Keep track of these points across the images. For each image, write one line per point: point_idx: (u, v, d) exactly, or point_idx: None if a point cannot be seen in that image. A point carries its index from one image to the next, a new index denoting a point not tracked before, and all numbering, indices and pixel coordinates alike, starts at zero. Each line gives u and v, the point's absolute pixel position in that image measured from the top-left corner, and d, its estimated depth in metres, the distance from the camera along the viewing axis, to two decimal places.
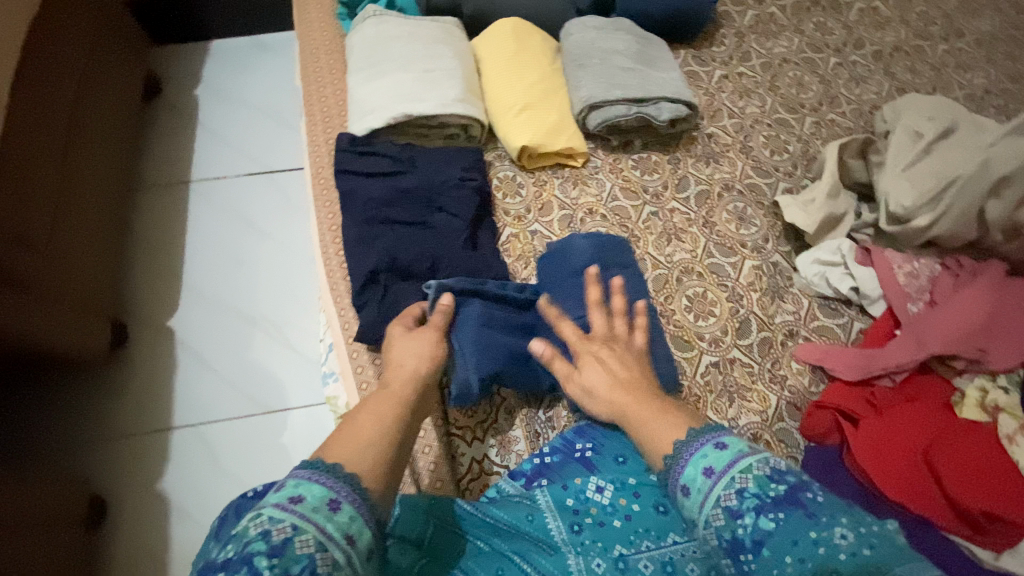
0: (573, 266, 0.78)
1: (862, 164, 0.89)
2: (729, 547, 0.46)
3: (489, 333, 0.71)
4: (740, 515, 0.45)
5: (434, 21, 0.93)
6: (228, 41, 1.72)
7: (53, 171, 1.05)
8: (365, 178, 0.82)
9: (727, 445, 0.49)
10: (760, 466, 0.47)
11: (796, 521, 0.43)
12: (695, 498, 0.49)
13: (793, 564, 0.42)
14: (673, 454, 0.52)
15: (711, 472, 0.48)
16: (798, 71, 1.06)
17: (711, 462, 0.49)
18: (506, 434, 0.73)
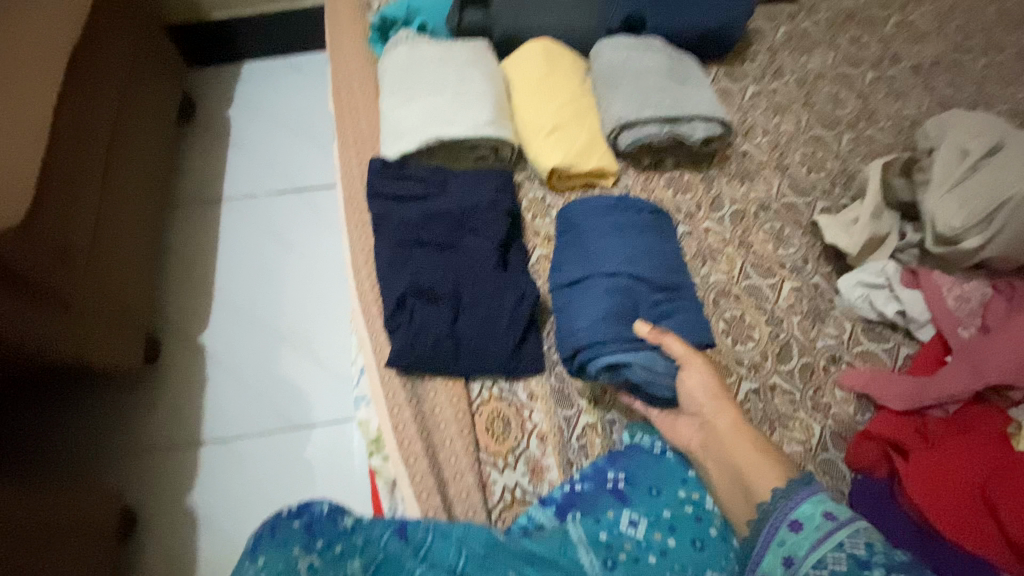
0: (571, 249, 0.80)
1: (904, 182, 0.86)
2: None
3: (595, 305, 0.74)
4: (869, 567, 0.49)
5: (466, 44, 0.93)
6: (262, 62, 1.77)
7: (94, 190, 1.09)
8: (397, 203, 0.82)
9: (803, 520, 0.55)
10: (852, 541, 0.51)
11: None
12: (809, 532, 0.54)
13: None
14: (779, 495, 0.59)
15: (794, 556, 0.53)
16: (834, 87, 1.04)
17: (831, 508, 0.55)
18: (539, 462, 0.72)
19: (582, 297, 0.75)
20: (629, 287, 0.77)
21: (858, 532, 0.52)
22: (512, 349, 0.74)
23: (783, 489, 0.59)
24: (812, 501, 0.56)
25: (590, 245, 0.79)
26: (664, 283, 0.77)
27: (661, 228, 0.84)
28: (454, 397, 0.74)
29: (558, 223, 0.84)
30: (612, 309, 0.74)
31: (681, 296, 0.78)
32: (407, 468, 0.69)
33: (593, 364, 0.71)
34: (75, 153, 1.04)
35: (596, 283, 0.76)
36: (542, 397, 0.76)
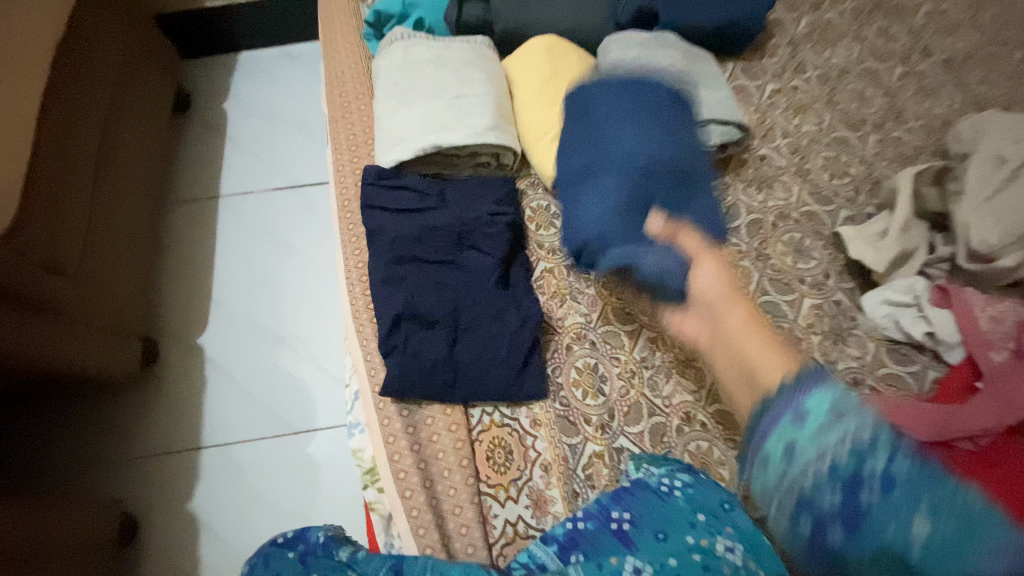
0: (582, 147, 0.77)
1: (937, 192, 0.80)
2: (844, 485, 0.47)
3: (604, 200, 0.73)
4: (868, 459, 0.47)
5: (466, 41, 0.88)
6: (258, 52, 1.70)
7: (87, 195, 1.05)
8: (392, 215, 0.77)
9: (807, 411, 0.50)
10: (862, 432, 0.48)
11: (923, 475, 0.45)
12: (815, 427, 0.49)
13: (928, 507, 0.44)
14: (782, 388, 0.53)
15: (793, 447, 0.49)
16: (859, 84, 0.97)
17: (837, 403, 0.49)
18: (542, 493, 0.69)
19: (592, 193, 0.74)
20: (642, 178, 0.73)
21: (865, 425, 0.48)
22: (514, 374, 0.70)
23: (791, 381, 0.53)
24: (817, 393, 0.51)
25: (599, 129, 0.76)
26: (679, 167, 0.74)
27: (682, 109, 0.79)
28: (453, 424, 0.70)
29: (569, 100, 0.82)
30: (620, 201, 0.72)
31: (698, 185, 0.75)
32: (404, 501, 0.66)
33: (602, 260, 0.71)
34: (64, 158, 1.00)
35: (607, 175, 0.74)
36: (546, 424, 0.72)
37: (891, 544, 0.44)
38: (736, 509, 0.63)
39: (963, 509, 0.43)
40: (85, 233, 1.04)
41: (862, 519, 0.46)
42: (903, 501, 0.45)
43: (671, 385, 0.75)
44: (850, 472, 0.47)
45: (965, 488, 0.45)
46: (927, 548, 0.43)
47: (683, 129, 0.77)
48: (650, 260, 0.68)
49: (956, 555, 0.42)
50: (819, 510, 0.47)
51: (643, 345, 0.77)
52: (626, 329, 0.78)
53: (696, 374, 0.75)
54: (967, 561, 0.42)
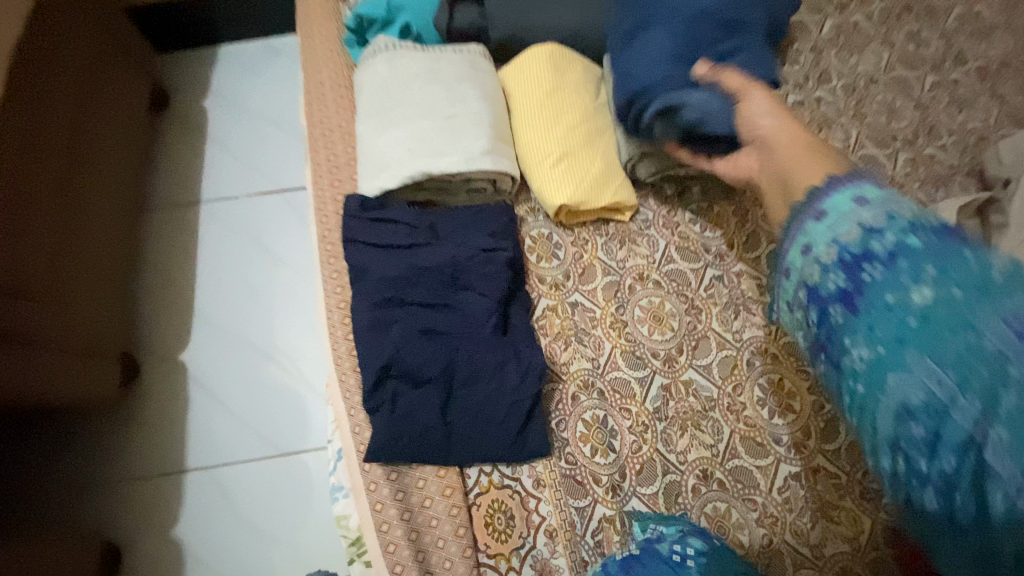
0: None
1: (978, 225, 0.73)
2: (851, 261, 0.39)
3: (656, 47, 0.71)
4: (879, 232, 0.39)
5: (457, 51, 0.79)
6: (237, 45, 1.60)
7: (49, 215, 0.97)
8: (377, 251, 0.69)
9: (830, 210, 0.42)
10: (873, 217, 0.39)
11: (942, 241, 0.37)
12: (831, 221, 0.41)
13: (946, 289, 0.35)
14: (808, 198, 0.44)
15: (812, 245, 0.41)
16: (888, 95, 0.89)
17: (863, 194, 0.41)
18: (547, 562, 0.63)
19: (643, 45, 0.73)
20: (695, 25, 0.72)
21: (886, 207, 0.40)
22: (515, 433, 0.64)
23: (819, 183, 0.44)
24: (845, 191, 0.42)
25: None
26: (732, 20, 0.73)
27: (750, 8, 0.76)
28: (448, 488, 0.64)
29: None
30: (671, 49, 0.70)
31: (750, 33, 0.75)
32: None
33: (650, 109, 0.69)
34: (19, 177, 0.92)
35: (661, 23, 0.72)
36: (550, 485, 0.66)
37: (892, 319, 0.36)
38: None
39: (982, 273, 0.34)
40: (50, 257, 0.96)
41: (868, 283, 0.38)
42: (917, 253, 0.37)
43: (686, 439, 0.68)
44: (857, 225, 0.40)
45: (989, 253, 0.35)
46: (931, 311, 0.35)
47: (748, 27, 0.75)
48: (696, 98, 0.66)
49: (980, 352, 0.32)
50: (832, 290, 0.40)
51: (655, 393, 0.70)
52: (637, 375, 0.71)
53: (713, 426, 0.69)
54: (976, 327, 0.33)
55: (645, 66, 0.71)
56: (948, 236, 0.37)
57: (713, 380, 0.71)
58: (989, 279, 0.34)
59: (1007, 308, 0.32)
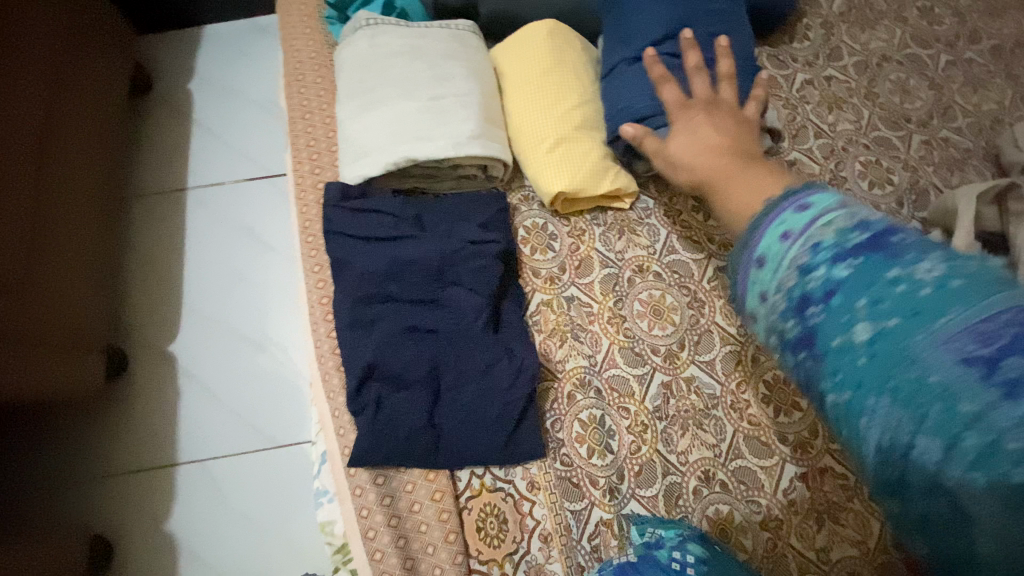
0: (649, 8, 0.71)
1: (996, 213, 0.68)
2: (791, 318, 0.28)
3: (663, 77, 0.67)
4: (810, 271, 0.28)
5: (443, 27, 0.74)
6: (220, 25, 1.53)
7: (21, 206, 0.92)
8: (361, 244, 0.65)
9: (761, 258, 0.31)
10: (800, 254, 0.28)
11: (876, 261, 0.26)
12: (765, 272, 0.30)
13: (893, 334, 0.25)
14: (741, 240, 0.33)
15: (763, 302, 0.30)
16: (902, 74, 0.84)
17: (789, 224, 0.30)
18: (542, 568, 0.61)
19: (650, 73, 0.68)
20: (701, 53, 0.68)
21: (814, 236, 0.28)
22: (508, 435, 0.60)
23: (755, 216, 0.33)
24: (775, 223, 0.31)
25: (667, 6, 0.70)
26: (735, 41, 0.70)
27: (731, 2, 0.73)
28: (437, 493, 0.61)
29: None
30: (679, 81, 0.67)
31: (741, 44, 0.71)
32: None
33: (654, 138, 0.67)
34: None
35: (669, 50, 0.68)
36: (545, 488, 0.63)
37: (840, 376, 0.26)
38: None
39: (921, 294, 0.25)
40: (26, 250, 0.92)
41: (815, 330, 0.27)
42: (853, 287, 0.26)
43: (687, 439, 0.65)
44: (788, 265, 0.29)
45: (920, 261, 0.26)
46: (875, 353, 0.25)
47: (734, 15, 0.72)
48: None
49: (926, 388, 0.23)
50: (787, 346, 0.29)
51: (655, 391, 0.67)
52: (636, 372, 0.68)
53: (716, 424, 0.66)
54: (921, 359, 0.24)
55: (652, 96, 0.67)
56: (883, 247, 0.27)
57: (716, 376, 0.68)
58: (931, 303, 0.24)
59: (942, 333, 0.23)
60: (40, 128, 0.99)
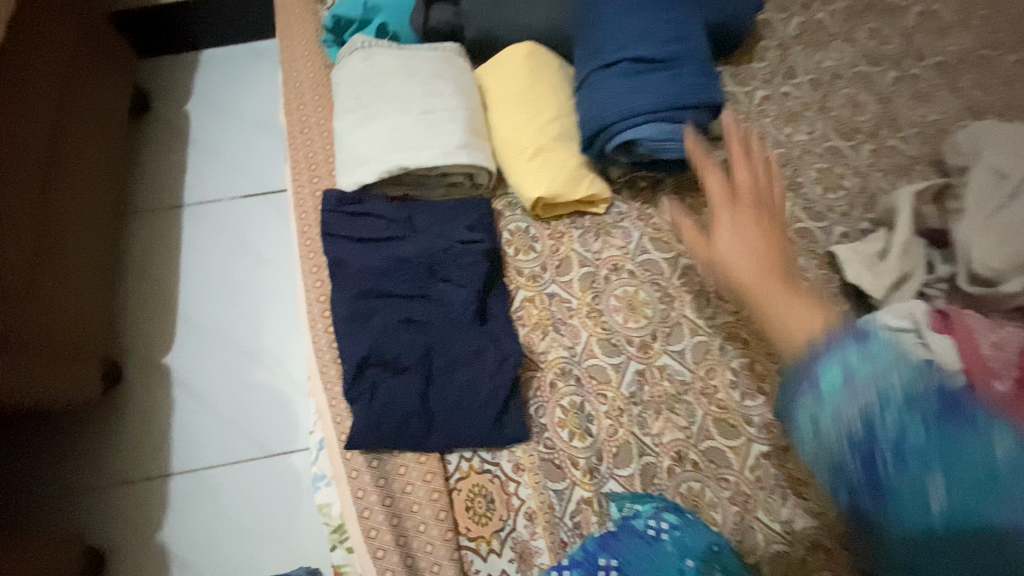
0: (606, 18, 0.75)
1: (936, 211, 0.76)
2: (862, 454, 0.36)
3: (621, 81, 0.71)
4: (875, 424, 0.36)
5: (433, 50, 0.81)
6: (219, 50, 1.60)
7: (26, 222, 0.97)
8: (356, 245, 0.71)
9: (824, 387, 0.39)
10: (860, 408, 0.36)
11: (945, 425, 0.34)
12: (828, 412, 0.38)
13: (951, 492, 0.32)
14: (791, 380, 0.42)
15: (815, 428, 0.38)
16: (852, 89, 0.92)
17: (853, 367, 0.38)
18: (527, 544, 0.65)
19: (609, 79, 0.72)
20: (656, 54, 0.71)
21: (882, 394, 0.36)
22: (493, 419, 0.65)
23: (817, 352, 0.41)
24: (830, 367, 0.39)
25: (622, 15, 0.74)
26: (685, 39, 0.72)
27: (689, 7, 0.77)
28: (428, 474, 0.65)
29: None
30: (636, 84, 0.70)
31: (695, 41, 0.74)
32: (376, 561, 0.62)
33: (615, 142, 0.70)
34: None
35: (626, 54, 0.71)
36: (529, 469, 0.67)
37: (910, 529, 0.33)
38: (726, 550, 0.60)
39: (989, 480, 0.32)
40: (30, 262, 0.96)
41: (883, 478, 0.35)
42: (919, 442, 0.34)
43: (661, 422, 0.70)
44: (856, 411, 0.36)
45: (996, 435, 0.33)
46: (949, 512, 0.32)
47: (686, 20, 0.75)
48: (647, 132, 0.69)
49: (990, 560, 0.31)
50: (846, 489, 0.36)
51: (630, 378, 0.72)
52: (613, 361, 0.73)
53: (687, 408, 0.71)
54: (986, 518, 0.32)
55: (610, 102, 0.70)
56: (950, 411, 0.34)
57: (686, 364, 0.73)
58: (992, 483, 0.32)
59: (1004, 512, 0.31)
60: (44, 146, 1.04)
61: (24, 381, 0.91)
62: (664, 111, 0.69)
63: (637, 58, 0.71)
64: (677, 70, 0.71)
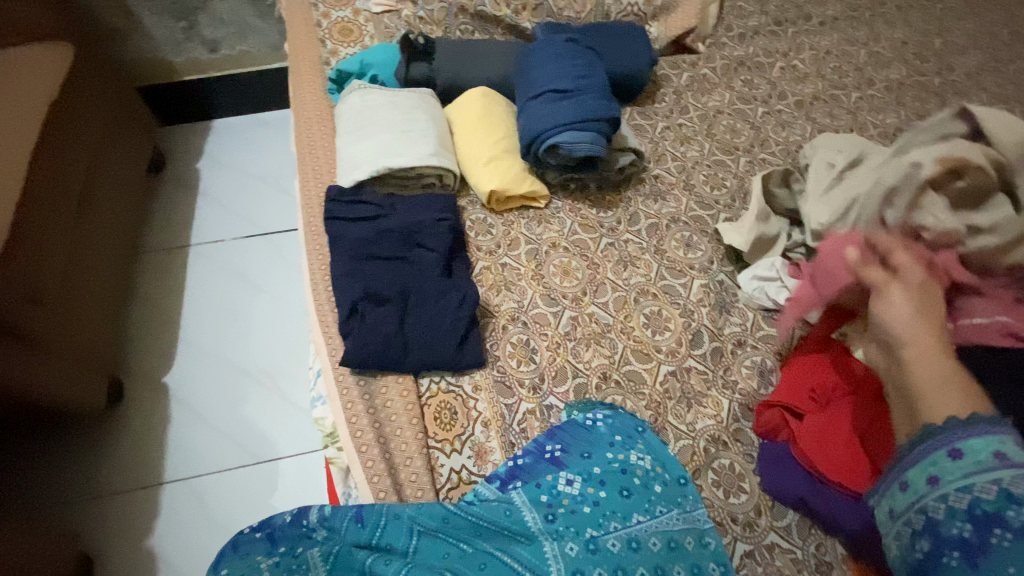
0: (532, 68, 1.06)
1: (787, 193, 1.01)
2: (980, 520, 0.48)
3: (543, 107, 1.00)
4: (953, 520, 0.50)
5: (412, 92, 1.08)
6: (233, 118, 1.84)
7: (62, 245, 1.16)
8: (352, 224, 0.93)
9: (964, 450, 0.51)
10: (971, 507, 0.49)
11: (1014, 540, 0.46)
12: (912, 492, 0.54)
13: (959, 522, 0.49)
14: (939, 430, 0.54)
15: (940, 476, 0.52)
16: (731, 120, 1.21)
17: (938, 471, 0.52)
18: (482, 445, 0.80)
19: (536, 106, 1.01)
20: (566, 86, 1.00)
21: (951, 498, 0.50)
22: (455, 346, 0.83)
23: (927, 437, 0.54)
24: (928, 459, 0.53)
25: (542, 64, 1.05)
26: (587, 76, 1.02)
27: (595, 58, 1.08)
28: (404, 391, 0.82)
29: (523, 56, 1.11)
30: (553, 108, 0.99)
31: (596, 77, 1.03)
32: (361, 455, 0.77)
33: (544, 147, 0.98)
34: (34, 210, 1.10)
35: (544, 89, 1.01)
36: (485, 388, 0.84)
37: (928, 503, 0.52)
38: (647, 430, 0.79)
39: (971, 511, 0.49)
40: (61, 277, 1.14)
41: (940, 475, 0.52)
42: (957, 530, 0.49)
43: (591, 352, 0.89)
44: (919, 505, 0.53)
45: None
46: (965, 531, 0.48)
47: (590, 64, 1.06)
48: (565, 138, 0.96)
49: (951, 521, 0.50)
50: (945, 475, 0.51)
51: (566, 322, 0.92)
52: (552, 310, 0.93)
53: (610, 342, 0.90)
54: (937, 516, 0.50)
55: (537, 121, 0.99)
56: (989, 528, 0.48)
57: (609, 311, 0.94)
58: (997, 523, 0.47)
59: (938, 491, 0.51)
60: (77, 187, 1.24)
61: (40, 375, 1.04)
62: (576, 122, 0.96)
63: (553, 90, 1.00)
64: (583, 96, 0.99)
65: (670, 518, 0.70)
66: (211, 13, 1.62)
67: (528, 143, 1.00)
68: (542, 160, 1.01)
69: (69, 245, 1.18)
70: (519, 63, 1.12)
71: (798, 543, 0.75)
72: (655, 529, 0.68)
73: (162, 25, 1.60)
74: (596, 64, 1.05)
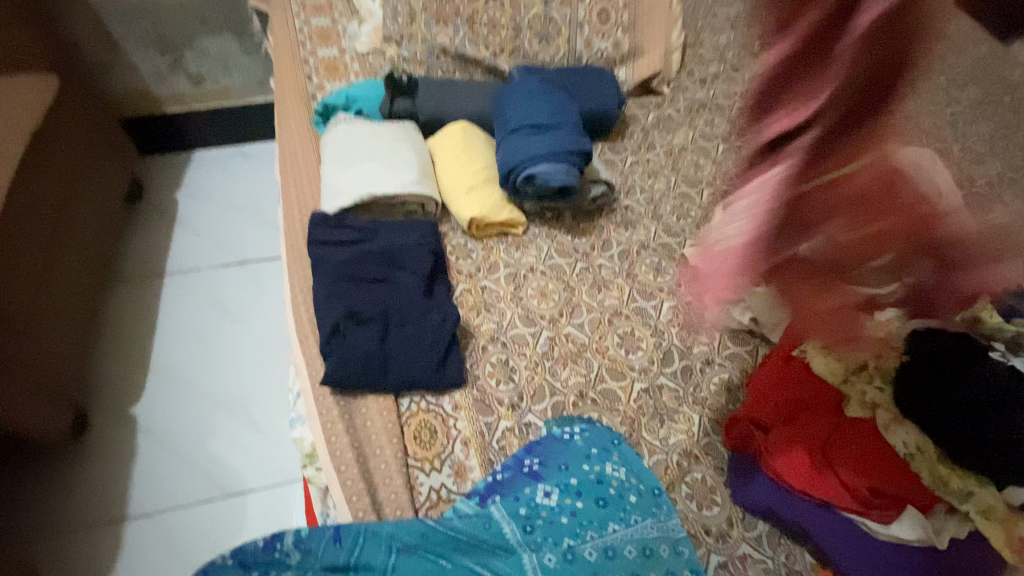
0: (508, 105, 1.13)
1: None
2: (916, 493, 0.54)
3: (519, 140, 1.06)
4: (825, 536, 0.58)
5: (395, 125, 1.13)
6: (211, 150, 1.84)
7: (30, 270, 1.14)
8: (336, 246, 0.96)
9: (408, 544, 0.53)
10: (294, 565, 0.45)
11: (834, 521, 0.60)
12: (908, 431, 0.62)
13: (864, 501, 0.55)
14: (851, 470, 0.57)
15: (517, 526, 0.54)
16: (695, 156, 1.30)
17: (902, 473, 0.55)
18: (462, 464, 0.81)
19: (512, 140, 1.07)
20: (540, 122, 1.07)
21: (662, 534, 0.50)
22: (435, 365, 0.86)
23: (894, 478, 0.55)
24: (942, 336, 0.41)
25: (517, 101, 1.12)
26: (560, 113, 1.10)
27: (566, 97, 1.16)
28: (385, 410, 0.83)
29: (499, 95, 1.19)
30: (529, 141, 1.05)
31: (567, 113, 1.11)
32: (340, 474, 0.78)
33: (521, 178, 1.04)
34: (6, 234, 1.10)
35: (520, 124, 1.08)
36: (465, 406, 0.86)
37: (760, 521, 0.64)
38: (622, 442, 0.81)
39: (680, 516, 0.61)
40: (28, 301, 1.12)
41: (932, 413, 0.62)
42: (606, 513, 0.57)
43: (567, 371, 0.92)
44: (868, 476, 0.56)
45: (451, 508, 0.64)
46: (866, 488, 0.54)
47: (561, 102, 1.13)
48: (541, 169, 1.03)
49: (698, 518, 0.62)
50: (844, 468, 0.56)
51: (543, 341, 0.95)
52: (530, 330, 0.96)
53: (586, 362, 0.94)
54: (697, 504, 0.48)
55: (513, 153, 1.05)
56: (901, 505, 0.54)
57: (584, 332, 0.98)
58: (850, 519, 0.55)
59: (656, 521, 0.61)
60: (53, 213, 1.25)
61: (4, 399, 1.02)
62: (550, 155, 1.03)
63: (528, 126, 1.07)
64: (556, 131, 1.06)
65: (645, 527, 0.72)
66: (197, 49, 1.68)
67: (506, 174, 1.05)
68: (518, 190, 1.07)
69: (38, 267, 1.17)
70: (495, 101, 1.20)
71: (769, 553, 0.78)
72: (630, 538, 0.71)
73: (148, 59, 1.66)
74: (567, 102, 1.13)
